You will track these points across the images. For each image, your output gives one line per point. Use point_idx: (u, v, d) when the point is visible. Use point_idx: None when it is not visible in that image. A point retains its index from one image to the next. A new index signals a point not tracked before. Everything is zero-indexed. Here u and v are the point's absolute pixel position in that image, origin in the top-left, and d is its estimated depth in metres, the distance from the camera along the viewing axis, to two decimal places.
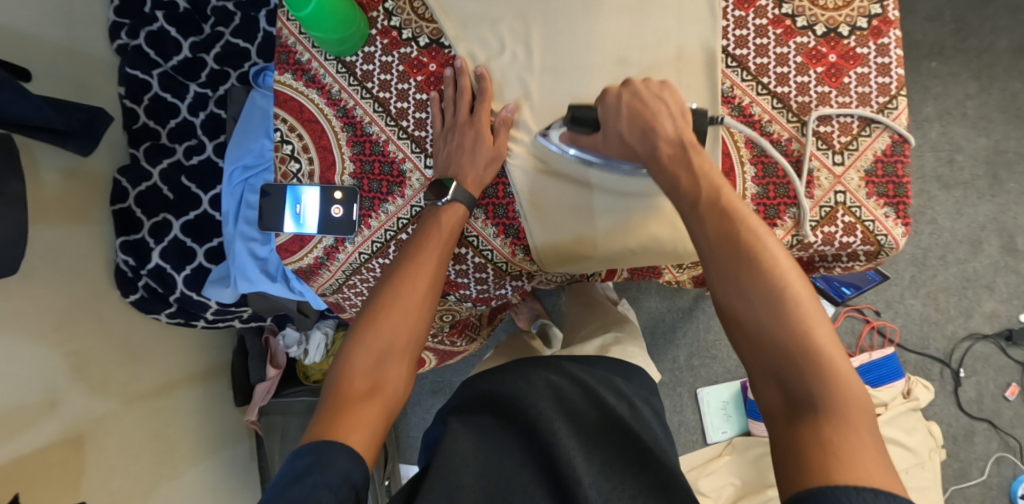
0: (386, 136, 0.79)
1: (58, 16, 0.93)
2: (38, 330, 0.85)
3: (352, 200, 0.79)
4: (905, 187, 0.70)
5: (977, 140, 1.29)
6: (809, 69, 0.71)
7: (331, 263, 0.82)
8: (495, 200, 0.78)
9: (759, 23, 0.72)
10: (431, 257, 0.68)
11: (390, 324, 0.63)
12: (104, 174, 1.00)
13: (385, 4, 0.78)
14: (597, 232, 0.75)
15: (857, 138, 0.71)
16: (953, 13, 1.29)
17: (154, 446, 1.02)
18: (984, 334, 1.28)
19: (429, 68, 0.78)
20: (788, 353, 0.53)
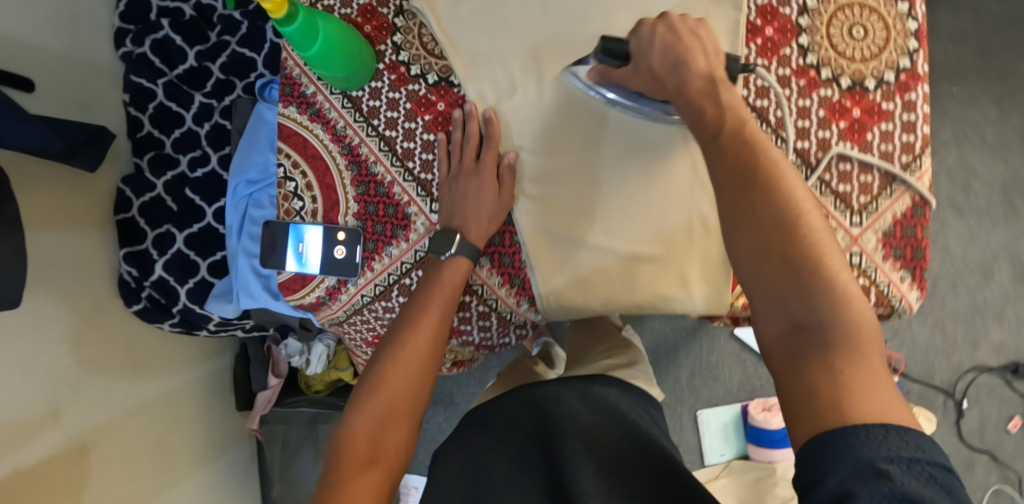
0: (391, 178, 0.78)
1: (60, 24, 0.91)
2: (40, 342, 0.84)
3: (356, 241, 0.78)
4: (923, 251, 0.70)
5: (994, 167, 1.27)
6: (831, 124, 0.70)
7: (333, 303, 0.82)
8: (500, 248, 0.78)
9: (783, 73, 0.70)
10: (434, 321, 0.69)
11: (390, 390, 0.63)
12: (108, 184, 0.99)
13: (393, 38, 0.78)
14: (602, 281, 0.74)
15: (877, 198, 0.70)
16: (977, 34, 1.26)
17: (156, 454, 1.01)
18: (990, 364, 1.27)
19: (438, 107, 0.77)
20: (799, 278, 0.49)
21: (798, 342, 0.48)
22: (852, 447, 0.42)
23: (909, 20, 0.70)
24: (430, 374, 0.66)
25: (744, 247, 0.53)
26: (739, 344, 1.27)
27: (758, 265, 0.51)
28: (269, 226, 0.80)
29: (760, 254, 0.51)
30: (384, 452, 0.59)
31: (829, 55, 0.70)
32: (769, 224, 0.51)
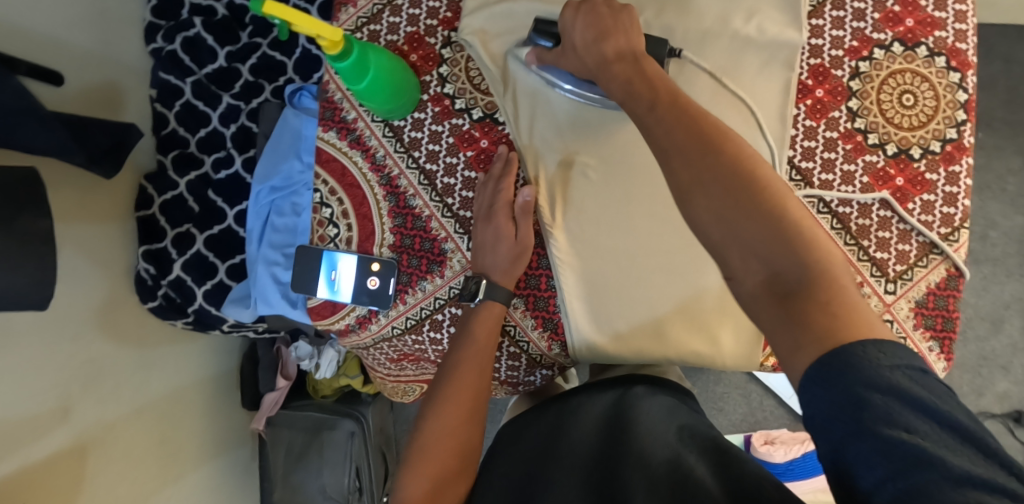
0: (429, 212, 0.80)
1: (92, 20, 0.91)
2: (55, 338, 0.84)
3: (390, 274, 0.79)
4: (954, 323, 0.72)
5: (1013, 218, 1.27)
6: (874, 191, 0.72)
7: (361, 331, 0.83)
8: (535, 291, 0.79)
9: (830, 136, 0.73)
10: (472, 371, 0.70)
11: (437, 451, 0.64)
12: (132, 180, 0.99)
13: (439, 70, 0.80)
14: (634, 330, 0.76)
15: (913, 267, 0.72)
16: (1006, 84, 1.27)
17: (160, 451, 1.01)
18: (993, 412, 1.27)
19: (481, 143, 0.79)
20: (763, 219, 0.47)
21: (782, 285, 0.45)
22: (853, 363, 0.41)
23: (959, 91, 0.72)
24: (474, 427, 0.67)
25: (705, 207, 0.49)
26: (747, 375, 1.27)
27: (725, 216, 0.48)
28: (303, 250, 0.80)
29: (721, 232, 0.48)
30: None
31: (877, 121, 0.73)
32: (726, 183, 0.48)
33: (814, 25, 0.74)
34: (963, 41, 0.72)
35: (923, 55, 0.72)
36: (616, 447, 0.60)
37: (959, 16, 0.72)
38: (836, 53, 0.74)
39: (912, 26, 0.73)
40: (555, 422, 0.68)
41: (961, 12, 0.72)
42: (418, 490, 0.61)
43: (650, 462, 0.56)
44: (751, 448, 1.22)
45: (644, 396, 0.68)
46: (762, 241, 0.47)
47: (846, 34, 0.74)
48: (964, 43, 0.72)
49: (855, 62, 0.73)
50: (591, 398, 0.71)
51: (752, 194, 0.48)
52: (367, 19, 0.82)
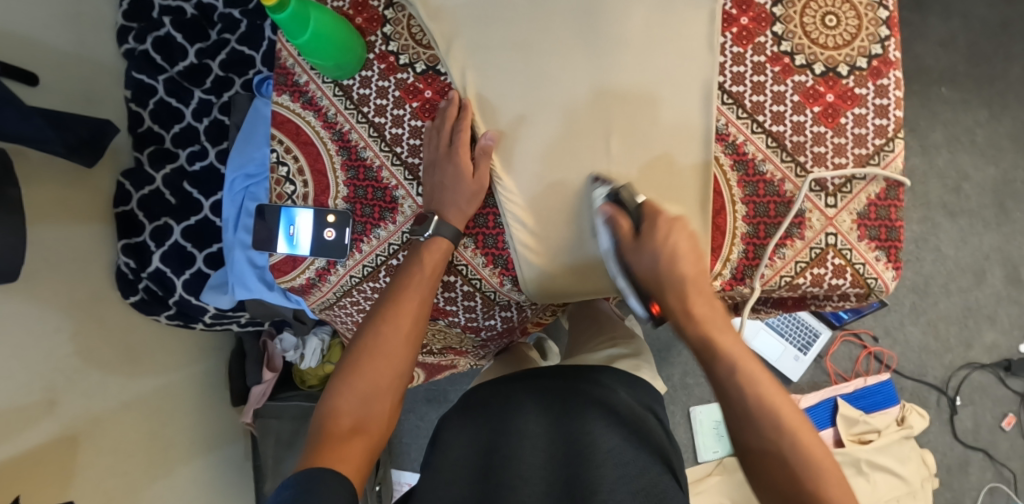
0: (380, 162, 0.79)
1: (65, 22, 0.94)
2: (37, 330, 0.85)
3: (345, 224, 0.80)
4: (898, 231, 0.72)
5: (984, 169, 1.28)
6: (806, 108, 0.72)
7: (322, 284, 0.83)
8: (484, 230, 0.78)
9: (758, 60, 0.73)
10: (414, 301, 0.72)
11: (372, 370, 0.67)
12: (108, 179, 1.01)
13: (384, 29, 0.79)
14: (583, 270, 0.76)
15: (851, 180, 0.72)
16: (966, 39, 1.28)
17: (149, 446, 1.02)
18: (983, 364, 1.27)
19: (425, 95, 0.78)
20: (790, 444, 0.58)
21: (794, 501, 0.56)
22: None
23: (880, 9, 0.72)
24: (410, 360, 0.69)
25: (755, 414, 0.60)
26: None
27: (762, 452, 0.59)
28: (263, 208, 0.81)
29: (752, 472, 0.60)
30: (369, 428, 0.63)
31: (802, 43, 0.72)
32: (766, 442, 0.59)
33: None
34: None
35: None
36: (580, 440, 0.66)
37: None
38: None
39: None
40: (519, 396, 0.73)
41: None
42: (347, 406, 0.64)
43: (615, 468, 0.62)
44: None
45: (602, 391, 0.74)
46: (778, 482, 0.58)
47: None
48: None
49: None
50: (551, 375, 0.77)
51: (777, 440, 0.59)
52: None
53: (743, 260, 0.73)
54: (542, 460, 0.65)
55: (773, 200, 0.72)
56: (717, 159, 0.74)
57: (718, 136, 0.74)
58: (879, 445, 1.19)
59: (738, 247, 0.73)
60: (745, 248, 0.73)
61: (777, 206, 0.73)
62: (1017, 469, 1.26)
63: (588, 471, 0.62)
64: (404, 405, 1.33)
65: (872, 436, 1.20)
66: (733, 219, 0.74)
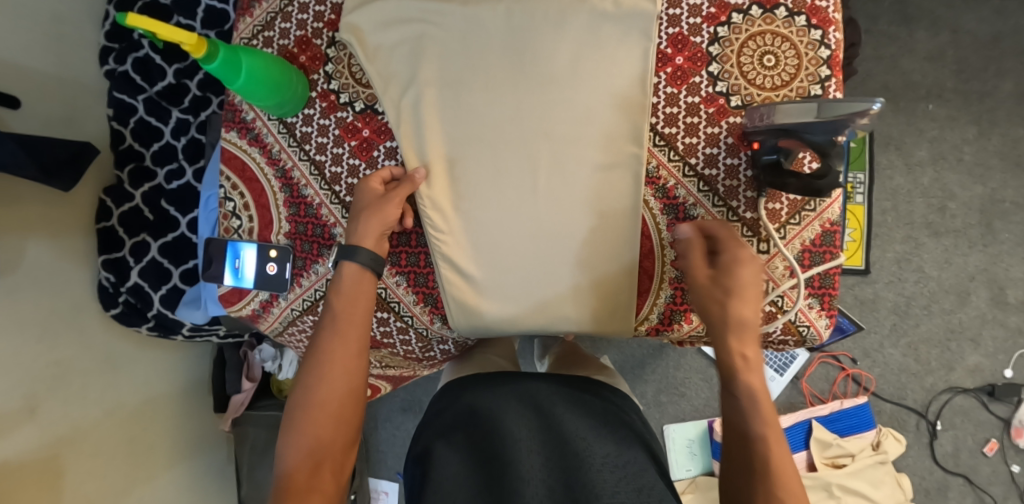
0: (319, 200, 0.81)
1: (47, 44, 0.97)
2: (17, 343, 0.88)
3: (286, 259, 0.82)
4: (832, 278, 0.72)
5: (971, 188, 1.25)
6: (740, 151, 0.72)
7: (267, 316, 0.86)
8: (415, 268, 0.81)
9: (691, 101, 0.73)
10: (352, 327, 0.67)
11: (316, 423, 0.62)
12: (91, 196, 1.05)
13: (325, 67, 0.81)
14: (510, 308, 0.77)
15: (785, 225, 0.72)
16: (955, 54, 1.25)
17: (130, 450, 1.06)
18: (965, 388, 1.25)
19: (363, 133, 0.79)
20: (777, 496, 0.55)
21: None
22: None
23: (821, 48, 0.70)
24: (357, 398, 0.64)
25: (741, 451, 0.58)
26: (708, 360, 1.27)
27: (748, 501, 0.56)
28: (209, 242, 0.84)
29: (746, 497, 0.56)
30: (321, 485, 0.59)
31: (738, 83, 0.72)
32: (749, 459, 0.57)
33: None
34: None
35: (782, 16, 0.71)
36: (573, 446, 0.66)
37: None
38: (694, 21, 0.73)
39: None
40: (500, 406, 0.72)
41: None
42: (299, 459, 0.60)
43: (610, 475, 0.62)
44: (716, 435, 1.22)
45: (583, 407, 0.74)
46: None
47: (703, 2, 0.73)
48: (822, 1, 0.71)
49: (713, 28, 0.72)
50: (534, 387, 0.76)
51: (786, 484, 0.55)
52: (262, 26, 0.83)
53: (670, 304, 0.76)
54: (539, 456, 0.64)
55: None
56: (648, 202, 0.75)
57: (649, 179, 0.74)
58: (853, 470, 1.17)
59: (665, 291, 0.76)
60: (673, 292, 0.76)
61: None
62: (999, 496, 1.24)
63: (588, 475, 0.61)
64: (381, 414, 1.35)
65: (845, 460, 1.19)
66: (661, 263, 0.76)
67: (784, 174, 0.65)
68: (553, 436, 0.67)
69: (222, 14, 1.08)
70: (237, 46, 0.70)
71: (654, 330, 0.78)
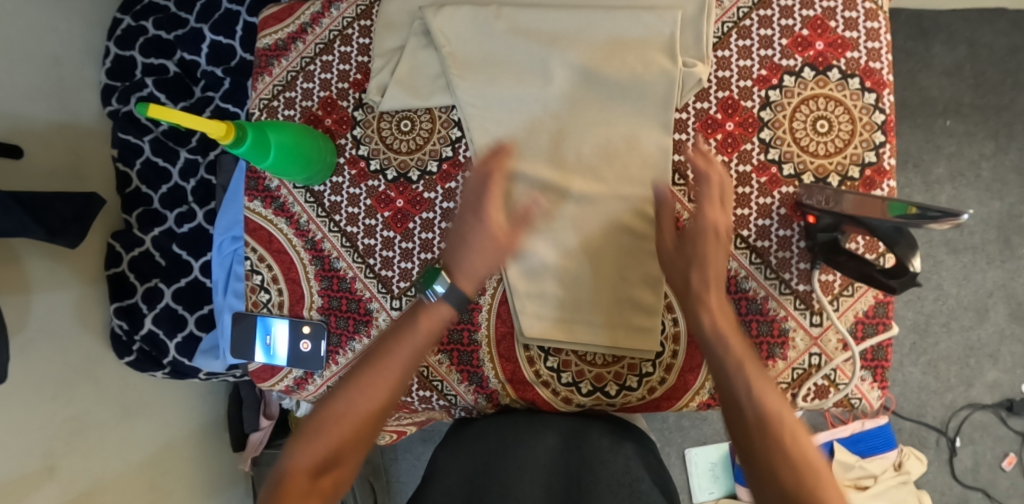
0: (353, 273, 0.77)
1: (49, 90, 0.93)
2: (32, 402, 0.86)
3: (320, 335, 0.78)
4: (885, 350, 0.69)
5: (989, 204, 1.24)
6: (793, 222, 0.70)
7: (302, 391, 0.82)
8: (459, 346, 0.76)
9: (743, 170, 0.70)
10: (393, 372, 0.64)
11: (339, 435, 0.61)
12: (100, 241, 1.02)
13: (354, 131, 0.78)
14: (550, 233, 0.71)
15: (838, 297, 0.69)
16: (972, 67, 1.23)
17: (151, 498, 1.04)
18: (984, 403, 1.25)
19: (397, 204, 0.76)
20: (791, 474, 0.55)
21: None
22: None
23: (875, 113, 0.68)
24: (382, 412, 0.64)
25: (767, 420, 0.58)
26: None
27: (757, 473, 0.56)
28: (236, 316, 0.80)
29: (755, 470, 0.57)
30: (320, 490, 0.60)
31: (790, 150, 0.69)
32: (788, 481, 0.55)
33: (719, 57, 0.71)
34: (877, 59, 0.68)
35: (835, 79, 0.69)
36: (580, 474, 0.62)
37: (871, 33, 0.68)
38: (745, 83, 0.70)
39: (823, 49, 0.69)
40: (516, 436, 0.68)
41: (873, 29, 0.68)
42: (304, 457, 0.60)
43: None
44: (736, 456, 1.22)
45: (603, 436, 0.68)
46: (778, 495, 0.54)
47: (754, 63, 0.70)
48: (877, 61, 0.68)
49: (764, 91, 0.70)
50: (558, 416, 0.72)
51: (802, 468, 0.55)
52: (283, 85, 0.80)
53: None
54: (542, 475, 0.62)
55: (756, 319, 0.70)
56: None
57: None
58: (876, 491, 1.18)
59: None
60: None
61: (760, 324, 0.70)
62: None
63: None
64: (400, 443, 1.35)
65: (869, 482, 1.19)
66: None
67: (838, 253, 0.65)
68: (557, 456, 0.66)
69: (228, 49, 1.04)
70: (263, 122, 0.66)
71: (705, 403, 0.73)
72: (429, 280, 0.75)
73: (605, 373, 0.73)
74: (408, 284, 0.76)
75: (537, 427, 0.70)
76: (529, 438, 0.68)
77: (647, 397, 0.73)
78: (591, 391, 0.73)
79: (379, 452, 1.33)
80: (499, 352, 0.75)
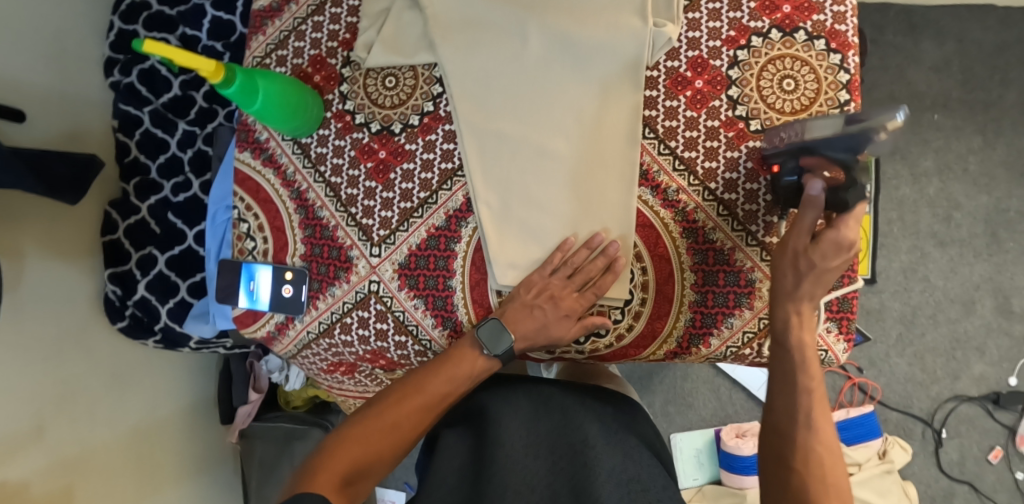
0: (335, 222, 0.79)
1: (52, 60, 0.96)
2: (24, 361, 0.87)
3: (302, 281, 0.80)
4: (850, 301, 0.72)
5: (977, 198, 1.26)
6: (760, 176, 0.71)
7: (282, 337, 0.84)
8: (433, 291, 0.77)
9: (711, 125, 0.72)
10: (428, 395, 0.67)
11: (371, 440, 0.63)
12: (96, 209, 1.04)
13: (340, 87, 0.80)
14: (528, 188, 0.73)
15: None
16: (960, 63, 1.25)
17: (138, 467, 1.05)
18: (970, 395, 1.26)
19: (379, 155, 0.78)
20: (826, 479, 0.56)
21: None
22: None
23: (841, 72, 0.70)
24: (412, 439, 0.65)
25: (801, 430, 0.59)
26: (715, 370, 1.29)
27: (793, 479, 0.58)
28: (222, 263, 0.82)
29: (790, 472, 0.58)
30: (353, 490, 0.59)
31: (758, 108, 0.71)
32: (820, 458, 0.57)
33: (690, 18, 0.73)
34: (843, 22, 0.70)
35: (802, 39, 0.71)
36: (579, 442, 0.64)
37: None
38: (713, 44, 0.72)
39: (789, 12, 0.71)
40: (515, 407, 0.69)
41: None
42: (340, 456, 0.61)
43: (615, 481, 0.59)
44: (721, 442, 1.22)
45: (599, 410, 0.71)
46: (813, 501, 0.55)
47: (722, 24, 0.72)
48: (842, 24, 0.70)
49: (732, 51, 0.72)
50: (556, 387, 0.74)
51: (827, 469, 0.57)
52: (275, 45, 0.83)
53: (690, 328, 0.74)
54: (540, 470, 0.61)
55: (722, 269, 0.71)
56: (667, 225, 0.73)
57: (668, 203, 0.73)
58: (860, 478, 1.18)
59: (685, 316, 0.73)
60: (692, 316, 0.73)
61: (726, 275, 0.72)
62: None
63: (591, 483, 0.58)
64: None
65: (853, 469, 1.20)
66: (681, 287, 0.73)
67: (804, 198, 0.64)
68: (554, 440, 0.65)
69: (228, 25, 1.09)
70: (254, 70, 0.69)
71: (672, 353, 0.75)
72: (407, 228, 0.77)
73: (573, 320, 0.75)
74: (388, 232, 0.78)
75: (537, 398, 0.71)
76: (527, 408, 0.69)
77: (615, 345, 0.76)
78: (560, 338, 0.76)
79: None
80: (473, 299, 0.76)
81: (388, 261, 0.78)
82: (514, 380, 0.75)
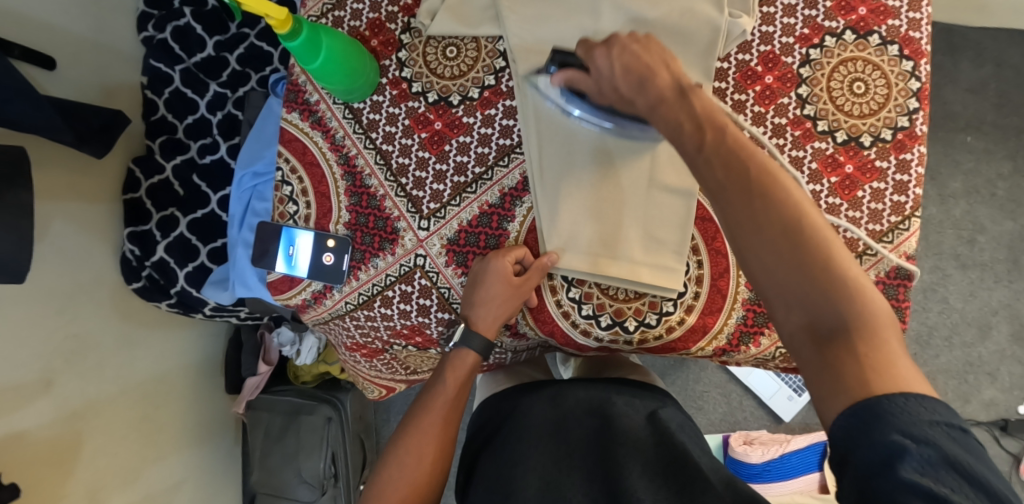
0: (384, 191, 0.78)
1: (87, 8, 0.94)
2: (37, 313, 0.84)
3: (344, 250, 0.78)
4: (903, 312, 0.70)
5: (1002, 223, 1.25)
6: (823, 178, 0.71)
7: (317, 307, 0.82)
8: None
9: (779, 122, 0.72)
10: (437, 423, 0.71)
11: (408, 482, 0.67)
12: (120, 165, 1.02)
13: (398, 54, 0.79)
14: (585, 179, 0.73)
15: (861, 256, 0.70)
16: (997, 87, 1.25)
17: (142, 429, 1.03)
18: (979, 420, 1.26)
19: (435, 126, 0.78)
20: (806, 263, 0.47)
21: (830, 335, 0.45)
22: (885, 416, 0.41)
23: (912, 79, 0.70)
24: (441, 476, 0.68)
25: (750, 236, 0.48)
26: (727, 375, 1.29)
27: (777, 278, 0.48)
28: (262, 225, 0.80)
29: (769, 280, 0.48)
30: None
31: (827, 108, 0.71)
32: (793, 253, 0.47)
33: (765, 13, 0.72)
34: (917, 29, 0.70)
35: (875, 44, 0.71)
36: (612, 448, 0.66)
37: (913, 4, 0.70)
38: (786, 41, 0.72)
39: (865, 14, 0.71)
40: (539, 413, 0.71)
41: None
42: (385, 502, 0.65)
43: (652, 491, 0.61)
44: (729, 448, 1.23)
45: (627, 406, 0.72)
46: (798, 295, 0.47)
47: (797, 21, 0.72)
48: (917, 31, 0.70)
49: (805, 49, 0.72)
50: (578, 388, 0.74)
51: (802, 242, 0.47)
52: (331, 5, 0.81)
53: (741, 326, 0.74)
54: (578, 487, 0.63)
55: None
56: None
57: None
58: None
59: (738, 312, 0.74)
60: (745, 314, 0.73)
61: None
62: None
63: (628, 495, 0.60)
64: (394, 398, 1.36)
65: None
66: (735, 283, 0.74)
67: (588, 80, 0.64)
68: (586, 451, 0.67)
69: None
70: (319, 25, 0.69)
71: (721, 351, 0.75)
72: (459, 203, 0.77)
73: (626, 308, 0.74)
74: (438, 205, 0.77)
75: (562, 402, 0.72)
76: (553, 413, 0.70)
77: (664, 337, 0.75)
78: (610, 325, 0.75)
79: (372, 412, 1.37)
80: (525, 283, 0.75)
81: (436, 236, 0.77)
82: (535, 386, 0.76)
